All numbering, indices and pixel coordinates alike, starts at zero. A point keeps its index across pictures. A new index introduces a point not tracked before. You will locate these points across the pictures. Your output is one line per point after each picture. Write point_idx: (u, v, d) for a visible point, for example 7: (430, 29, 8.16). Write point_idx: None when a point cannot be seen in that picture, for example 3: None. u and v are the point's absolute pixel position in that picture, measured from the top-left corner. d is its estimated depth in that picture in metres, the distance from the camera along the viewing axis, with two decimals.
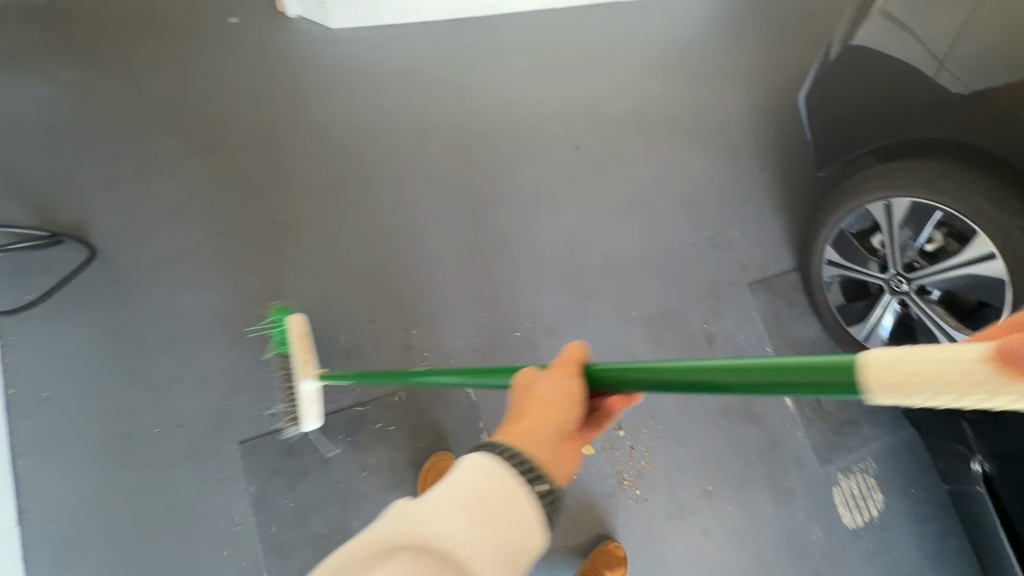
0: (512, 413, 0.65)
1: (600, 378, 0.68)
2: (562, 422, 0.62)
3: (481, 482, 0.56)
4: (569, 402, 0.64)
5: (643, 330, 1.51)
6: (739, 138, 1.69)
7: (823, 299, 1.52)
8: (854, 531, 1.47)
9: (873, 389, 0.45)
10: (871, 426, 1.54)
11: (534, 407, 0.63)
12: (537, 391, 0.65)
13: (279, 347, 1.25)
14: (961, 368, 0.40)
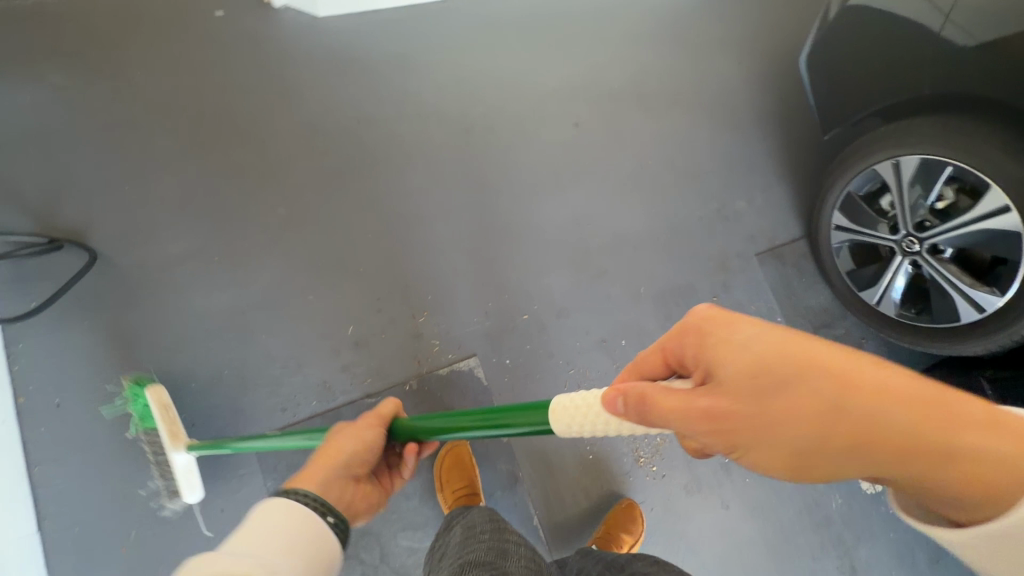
0: (311, 463, 0.87)
1: (402, 427, 0.95)
2: (352, 467, 0.88)
3: (285, 516, 0.72)
4: (365, 451, 0.90)
5: (652, 307, 1.50)
6: (741, 107, 1.66)
7: (831, 265, 1.50)
8: (874, 496, 1.46)
9: (555, 425, 0.74)
10: None
11: (327, 457, 0.87)
12: (339, 445, 0.90)
13: (149, 419, 1.21)
14: (596, 417, 0.70)
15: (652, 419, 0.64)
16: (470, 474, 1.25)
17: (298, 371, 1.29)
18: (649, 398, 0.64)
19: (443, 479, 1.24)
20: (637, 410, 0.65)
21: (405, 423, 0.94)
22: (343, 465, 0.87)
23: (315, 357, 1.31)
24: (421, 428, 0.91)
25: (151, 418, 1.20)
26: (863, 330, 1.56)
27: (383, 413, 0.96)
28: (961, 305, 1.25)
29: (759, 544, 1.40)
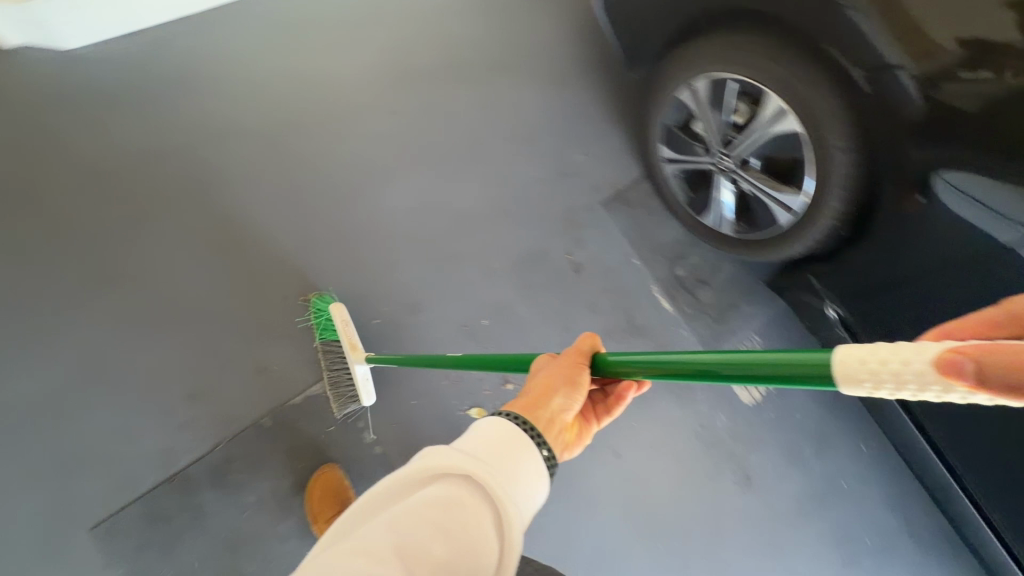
0: (530, 385, 0.67)
1: (612, 369, 0.73)
2: (571, 400, 0.66)
3: (503, 433, 0.58)
4: (575, 384, 0.67)
5: (509, 279, 1.46)
6: (558, 58, 1.62)
7: (673, 198, 1.52)
8: (756, 406, 1.52)
9: (844, 379, 0.51)
10: (750, 305, 1.56)
11: (550, 377, 0.67)
12: (549, 371, 0.69)
13: (327, 334, 1.27)
14: (916, 363, 0.45)
15: (1022, 393, 0.40)
16: (343, 498, 1.20)
17: (130, 442, 1.18)
18: None
19: (314, 511, 1.18)
20: (997, 376, 0.40)
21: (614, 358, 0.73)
22: (560, 395, 0.65)
23: (148, 422, 1.20)
24: (636, 367, 0.71)
25: (332, 334, 1.27)
26: (718, 253, 1.58)
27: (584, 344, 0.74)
28: (778, 212, 1.28)
29: (659, 482, 1.43)
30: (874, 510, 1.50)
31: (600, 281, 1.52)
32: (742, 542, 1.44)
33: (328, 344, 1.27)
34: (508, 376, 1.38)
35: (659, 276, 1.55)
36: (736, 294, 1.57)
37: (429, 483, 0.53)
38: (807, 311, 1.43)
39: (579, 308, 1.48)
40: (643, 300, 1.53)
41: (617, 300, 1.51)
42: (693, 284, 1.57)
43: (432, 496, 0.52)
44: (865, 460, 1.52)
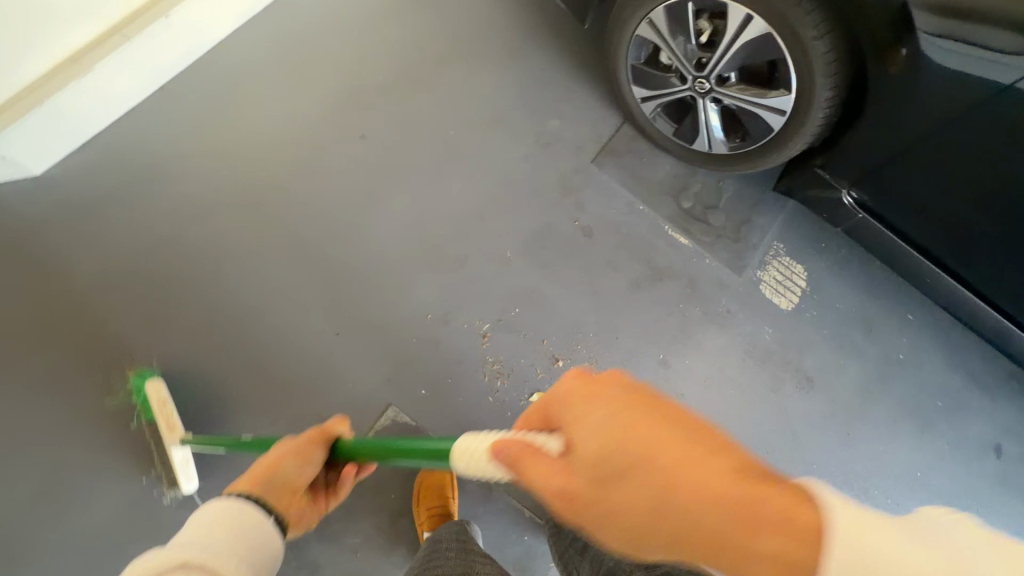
0: (261, 469, 0.78)
1: (350, 450, 0.88)
2: (306, 472, 0.83)
3: (233, 513, 0.66)
4: (310, 460, 0.84)
5: (526, 264, 1.47)
6: (505, 31, 1.59)
7: (659, 135, 1.51)
8: (796, 310, 1.53)
9: (458, 465, 0.63)
10: (762, 216, 1.57)
11: (288, 456, 0.81)
12: (290, 449, 0.83)
13: (146, 415, 1.28)
14: (474, 464, 0.60)
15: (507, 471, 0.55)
16: (447, 494, 1.24)
17: None
18: (519, 459, 0.53)
19: (422, 491, 1.25)
20: (504, 462, 0.54)
21: (348, 444, 0.89)
22: (296, 470, 0.81)
23: None
24: (364, 449, 0.86)
25: (149, 414, 1.27)
26: (718, 175, 1.58)
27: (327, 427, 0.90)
28: (772, 118, 1.27)
29: (724, 408, 1.46)
30: (936, 371, 1.53)
31: (612, 237, 1.52)
32: (821, 439, 1.47)
33: (151, 424, 1.29)
34: (557, 354, 1.42)
35: (668, 214, 1.55)
36: (746, 209, 1.57)
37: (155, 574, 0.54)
38: (820, 206, 1.43)
39: (602, 269, 1.49)
40: (659, 242, 1.53)
41: (634, 249, 1.52)
42: (701, 212, 1.57)
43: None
44: (914, 328, 1.54)
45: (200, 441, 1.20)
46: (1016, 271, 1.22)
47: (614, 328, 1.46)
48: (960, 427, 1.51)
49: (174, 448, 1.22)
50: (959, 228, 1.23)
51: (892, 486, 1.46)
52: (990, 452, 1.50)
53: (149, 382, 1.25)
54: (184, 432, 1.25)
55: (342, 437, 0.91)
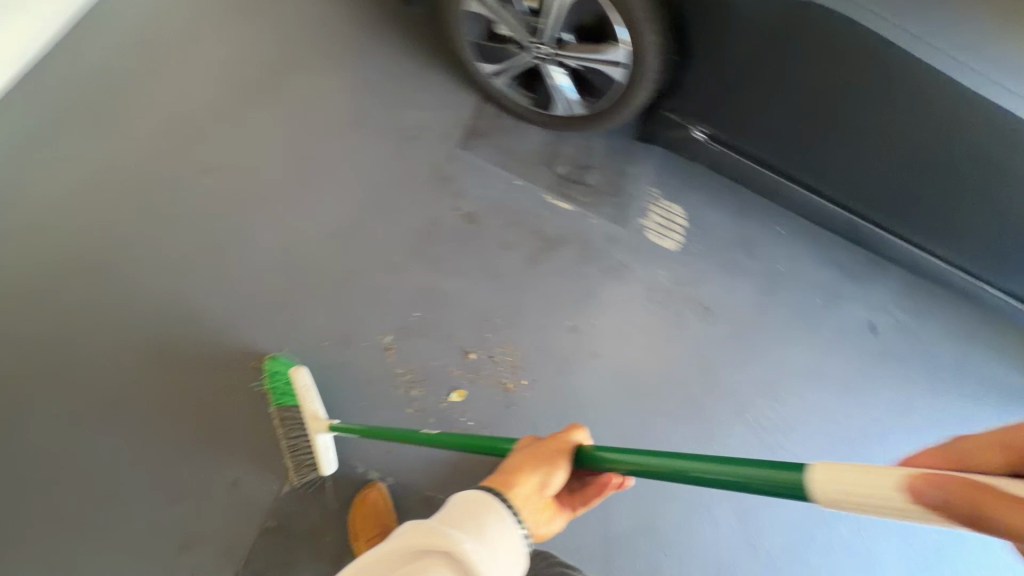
0: (515, 463, 0.74)
1: (593, 460, 0.77)
2: (549, 481, 0.72)
3: (473, 507, 0.64)
4: (553, 468, 0.73)
5: (417, 264, 1.42)
6: (340, 29, 1.51)
7: (518, 108, 1.50)
8: (682, 247, 1.61)
9: (815, 494, 0.57)
10: (634, 165, 1.62)
11: (529, 460, 0.73)
12: (534, 449, 0.76)
13: (285, 398, 1.21)
14: (875, 498, 0.50)
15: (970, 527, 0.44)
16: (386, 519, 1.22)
17: None
18: (988, 507, 0.42)
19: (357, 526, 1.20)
20: (959, 513, 0.44)
21: (600, 452, 0.77)
22: (541, 475, 0.72)
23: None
24: (627, 466, 0.76)
25: (289, 397, 1.21)
26: (586, 134, 1.61)
27: (567, 433, 0.79)
28: (610, 70, 1.29)
29: (641, 355, 1.50)
30: (813, 273, 1.68)
31: (497, 217, 1.50)
32: (730, 360, 1.57)
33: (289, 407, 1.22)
34: (468, 347, 1.39)
35: (546, 183, 1.56)
36: (618, 163, 1.61)
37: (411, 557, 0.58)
38: (680, 147, 1.50)
39: (494, 251, 1.48)
40: (543, 212, 1.54)
41: (521, 225, 1.51)
42: (578, 174, 1.59)
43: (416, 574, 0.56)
44: (787, 239, 1.67)
45: (340, 429, 1.12)
46: (856, 171, 1.34)
47: (521, 307, 1.45)
48: (840, 317, 1.67)
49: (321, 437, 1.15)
50: (802, 143, 1.33)
51: (797, 385, 1.60)
52: (868, 332, 1.68)
53: (294, 368, 1.18)
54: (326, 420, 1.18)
55: (588, 445, 0.78)
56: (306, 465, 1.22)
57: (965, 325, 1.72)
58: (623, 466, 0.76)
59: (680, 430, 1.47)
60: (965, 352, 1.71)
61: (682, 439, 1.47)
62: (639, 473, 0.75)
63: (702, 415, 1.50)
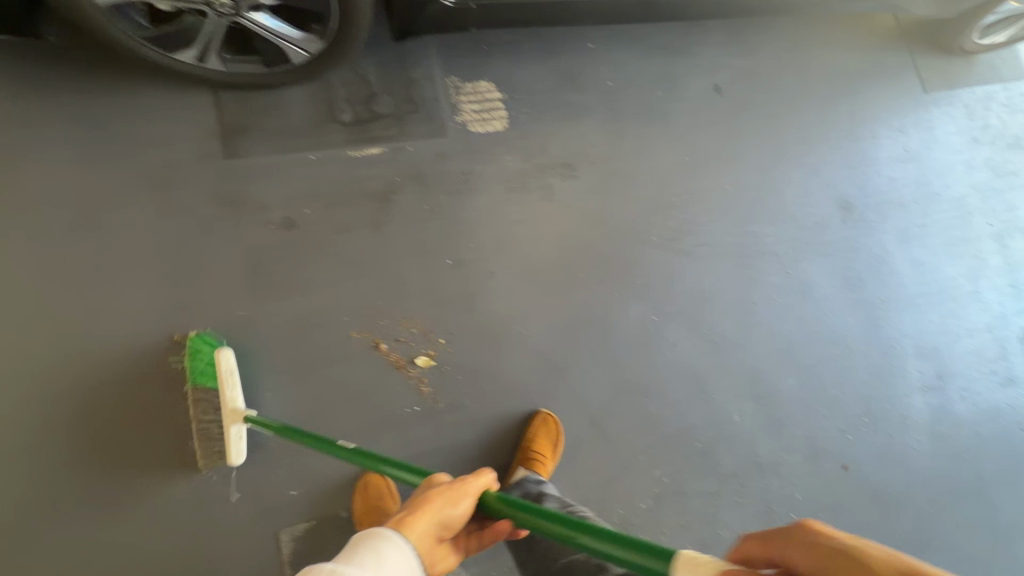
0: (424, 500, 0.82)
1: (496, 509, 0.84)
2: (454, 521, 0.81)
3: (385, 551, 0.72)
4: (462, 507, 0.82)
5: (266, 302, 1.26)
6: (13, 114, 1.25)
7: (256, 80, 1.27)
8: (511, 120, 1.49)
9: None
10: (416, 68, 1.45)
11: (438, 501, 0.81)
12: (443, 488, 0.83)
13: (199, 379, 1.18)
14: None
15: None
16: (386, 506, 1.20)
17: None
18: None
19: (362, 511, 1.21)
20: None
21: (500, 503, 0.84)
22: (445, 517, 0.80)
23: None
24: (524, 521, 0.80)
25: (205, 378, 1.18)
26: (348, 64, 1.40)
27: (478, 476, 0.87)
28: None
29: (533, 246, 1.45)
30: (636, 72, 1.63)
31: (316, 203, 1.32)
32: (613, 199, 1.53)
33: (203, 391, 1.18)
34: (372, 342, 1.29)
35: (341, 139, 1.36)
36: (400, 76, 1.43)
37: None
38: (441, 24, 1.28)
39: (335, 238, 1.32)
40: (357, 169, 1.36)
41: (345, 196, 1.34)
42: (367, 110, 1.39)
43: None
44: (600, 51, 1.61)
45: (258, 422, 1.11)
46: None
47: (396, 275, 1.34)
48: (682, 98, 1.65)
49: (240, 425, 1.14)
50: None
51: (680, 182, 1.60)
52: (715, 94, 1.68)
53: (220, 349, 1.15)
54: (245, 410, 1.15)
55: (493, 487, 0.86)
56: (214, 454, 1.18)
57: (779, 40, 1.79)
58: (520, 518, 0.80)
59: (605, 287, 1.47)
60: (793, 62, 1.79)
61: (611, 293, 1.47)
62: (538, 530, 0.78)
63: (616, 262, 1.49)
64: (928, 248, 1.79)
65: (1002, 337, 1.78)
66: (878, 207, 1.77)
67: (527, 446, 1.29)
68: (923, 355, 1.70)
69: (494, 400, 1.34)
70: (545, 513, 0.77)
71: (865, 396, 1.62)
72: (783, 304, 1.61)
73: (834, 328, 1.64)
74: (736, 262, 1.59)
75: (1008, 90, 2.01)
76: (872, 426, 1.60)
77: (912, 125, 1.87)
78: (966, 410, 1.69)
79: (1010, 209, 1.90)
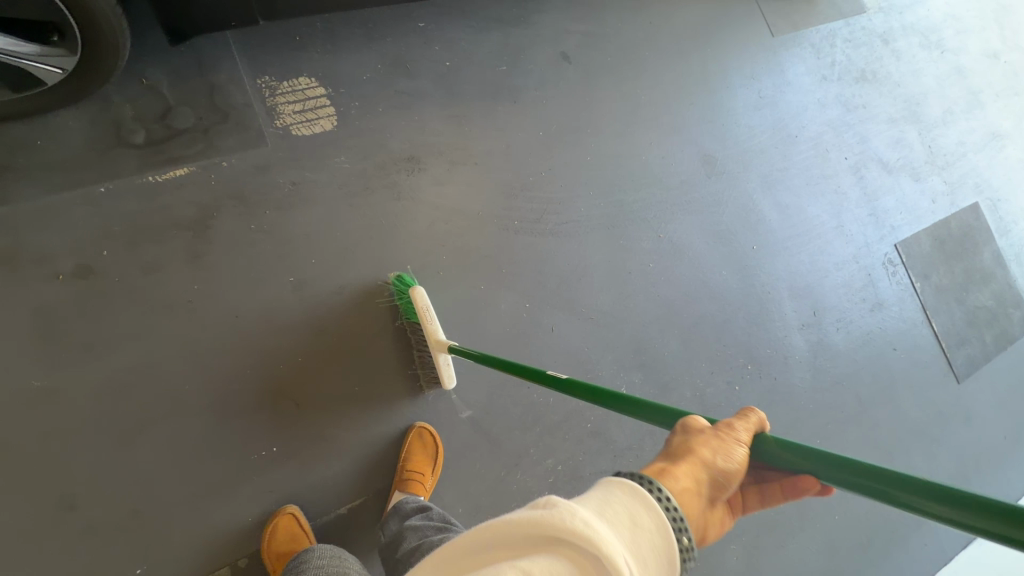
0: (684, 447, 0.64)
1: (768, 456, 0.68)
2: (728, 477, 0.63)
3: (636, 500, 0.54)
4: (731, 457, 0.64)
5: (70, 367, 1.10)
6: None
7: (3, 108, 1.07)
8: (340, 117, 1.36)
9: None
10: (217, 72, 1.28)
11: (705, 449, 0.63)
12: (706, 437, 0.66)
13: (408, 315, 1.28)
14: None
15: None
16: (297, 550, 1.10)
17: None
18: None
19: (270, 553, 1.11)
20: None
21: (784, 450, 0.66)
22: (718, 470, 0.62)
23: None
24: (815, 470, 0.65)
25: (412, 315, 1.28)
26: (129, 77, 1.21)
27: (741, 422, 0.69)
28: None
29: (385, 252, 1.34)
30: (477, 48, 1.53)
31: (114, 243, 1.16)
32: (467, 187, 1.45)
33: (413, 324, 1.28)
34: (211, 388, 1.17)
35: (134, 165, 1.19)
36: (197, 82, 1.26)
37: (546, 538, 0.49)
38: (224, 16, 1.15)
39: (146, 280, 1.16)
40: (161, 197, 1.20)
41: (150, 230, 1.18)
42: (162, 127, 1.22)
43: (549, 566, 0.47)
44: (433, 30, 1.49)
45: (459, 350, 1.17)
46: None
47: (228, 309, 1.20)
48: (530, 70, 1.58)
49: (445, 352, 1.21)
50: None
51: (539, 158, 1.53)
52: (564, 62, 1.62)
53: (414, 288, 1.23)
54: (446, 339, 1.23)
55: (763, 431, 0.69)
56: (429, 377, 1.29)
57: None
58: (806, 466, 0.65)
59: (470, 281, 1.40)
60: (643, 20, 1.76)
61: (477, 287, 1.40)
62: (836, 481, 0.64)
63: (480, 253, 1.42)
64: (792, 190, 1.83)
65: (867, 266, 1.86)
66: (740, 156, 1.79)
67: (402, 467, 1.20)
68: (798, 295, 1.75)
69: (364, 424, 1.25)
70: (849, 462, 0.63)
71: (747, 345, 1.65)
72: (657, 269, 1.60)
73: (711, 284, 1.65)
74: (606, 234, 1.56)
75: (851, 26, 2.07)
76: (758, 372, 1.64)
77: (764, 71, 1.89)
78: (841, 341, 1.77)
79: (862, 142, 1.98)
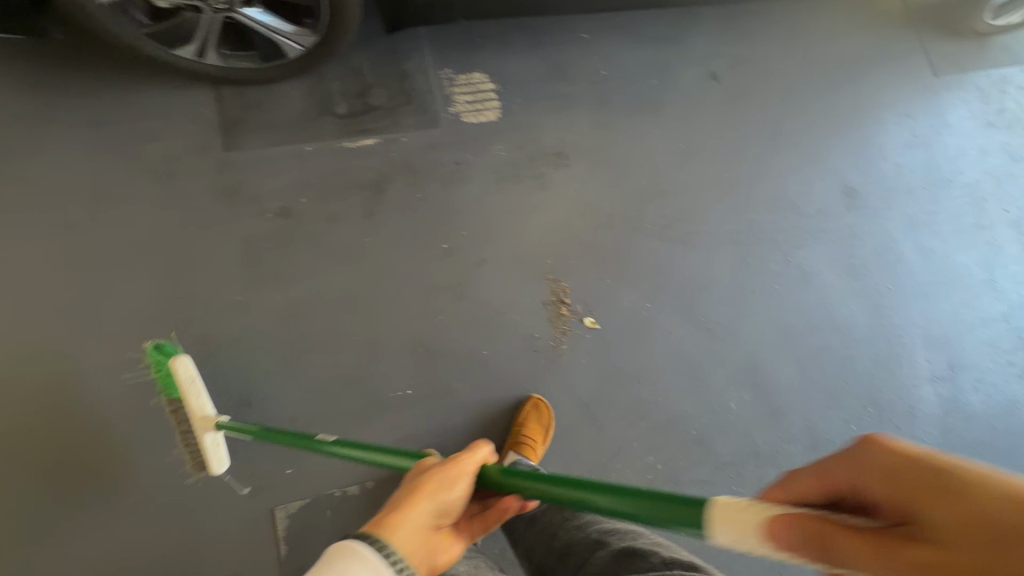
0: (409, 489, 0.75)
1: (500, 482, 0.78)
2: (445, 505, 0.74)
3: (350, 558, 0.63)
4: (450, 487, 0.76)
5: (262, 289, 1.32)
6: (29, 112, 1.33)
7: (253, 75, 1.32)
8: (503, 111, 1.51)
9: (712, 531, 0.57)
10: (409, 62, 1.48)
11: (424, 488, 0.74)
12: (433, 474, 0.76)
13: (169, 391, 1.13)
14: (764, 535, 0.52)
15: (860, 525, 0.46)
16: None
17: None
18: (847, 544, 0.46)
19: None
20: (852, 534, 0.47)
21: (505, 476, 0.78)
22: (437, 502, 0.74)
23: None
24: (533, 491, 0.74)
25: (168, 387, 1.12)
26: (342, 60, 1.45)
27: (472, 453, 0.80)
28: None
29: (524, 235, 1.46)
30: (631, 61, 1.63)
31: (310, 193, 1.37)
32: (605, 187, 1.53)
33: (175, 400, 1.14)
34: (364, 327, 1.33)
35: (335, 131, 1.40)
36: (393, 69, 1.47)
37: None
38: (429, 14, 1.33)
39: (328, 227, 1.36)
40: (350, 160, 1.40)
41: (338, 186, 1.38)
42: (360, 103, 1.43)
43: None
44: (594, 42, 1.62)
45: (233, 429, 1.07)
46: None
47: (386, 263, 1.37)
48: (678, 85, 1.65)
49: (211, 434, 1.09)
50: None
51: (675, 167, 1.59)
52: (711, 81, 1.68)
53: (173, 359, 1.08)
54: (215, 415, 1.11)
55: (489, 464, 0.80)
56: (197, 462, 1.16)
57: (780, 26, 1.78)
58: (522, 489, 0.75)
59: (596, 274, 1.47)
60: (795, 48, 1.77)
61: (602, 281, 1.47)
62: (547, 497, 0.74)
63: (608, 250, 1.50)
64: (938, 235, 1.73)
65: (1019, 327, 1.69)
66: (881, 192, 1.73)
67: (518, 432, 1.29)
68: (932, 345, 1.64)
69: (483, 386, 1.35)
70: (555, 479, 0.73)
71: (868, 386, 1.57)
72: (780, 292, 1.58)
73: (835, 316, 1.60)
74: (732, 250, 1.58)
75: None
76: (877, 417, 1.55)
77: (921, 110, 1.82)
78: (979, 403, 1.61)
79: None
